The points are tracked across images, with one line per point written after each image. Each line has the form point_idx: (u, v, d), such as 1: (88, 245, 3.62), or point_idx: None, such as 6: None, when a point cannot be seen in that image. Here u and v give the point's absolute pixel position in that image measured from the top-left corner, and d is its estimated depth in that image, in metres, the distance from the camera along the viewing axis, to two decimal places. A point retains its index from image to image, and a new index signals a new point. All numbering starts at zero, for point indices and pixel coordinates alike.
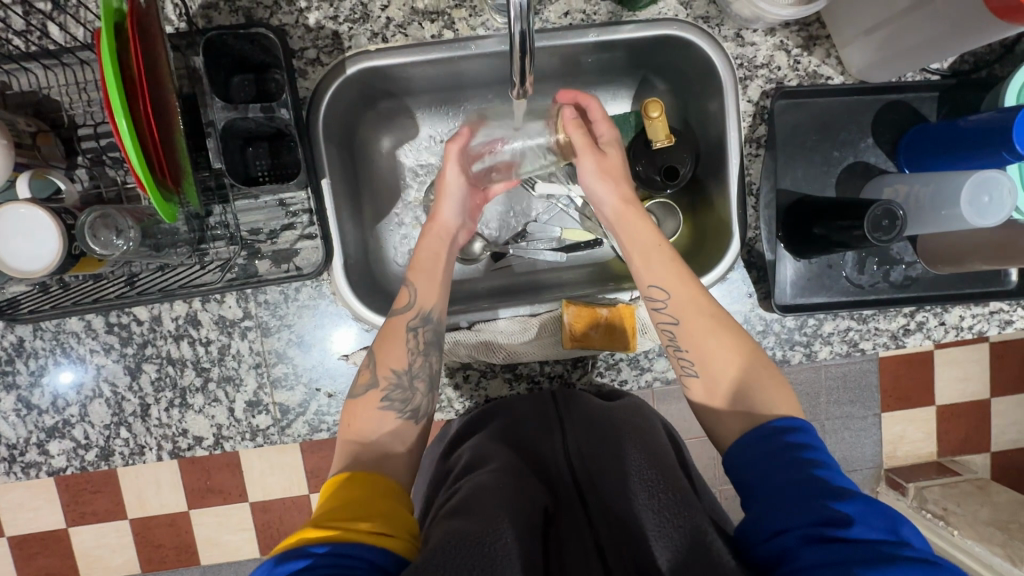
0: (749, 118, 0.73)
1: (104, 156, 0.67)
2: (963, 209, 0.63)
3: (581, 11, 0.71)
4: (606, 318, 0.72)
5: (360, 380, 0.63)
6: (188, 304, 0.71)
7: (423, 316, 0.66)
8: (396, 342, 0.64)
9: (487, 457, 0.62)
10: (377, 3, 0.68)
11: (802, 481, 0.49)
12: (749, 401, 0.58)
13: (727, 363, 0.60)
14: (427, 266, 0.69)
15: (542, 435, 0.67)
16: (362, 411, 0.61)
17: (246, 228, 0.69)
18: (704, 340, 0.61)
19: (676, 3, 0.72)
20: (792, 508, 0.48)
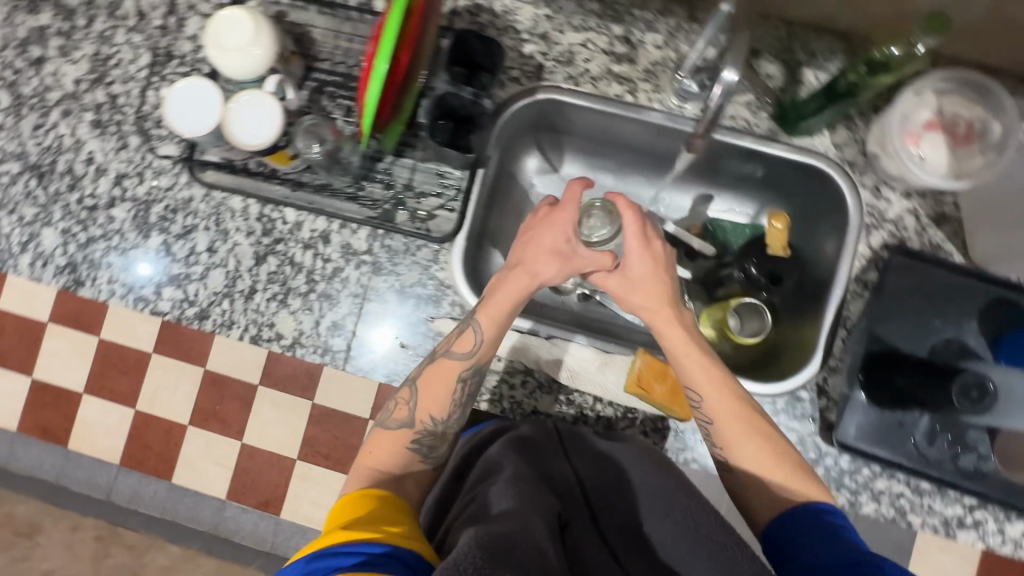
0: (863, 261, 0.78)
1: (325, 88, 0.81)
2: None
3: (745, 119, 0.80)
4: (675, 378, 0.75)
5: (395, 414, 0.69)
6: (329, 223, 0.81)
7: (473, 368, 0.69)
8: (440, 387, 0.69)
9: (499, 462, 0.67)
10: (583, 55, 0.81)
11: (835, 542, 0.57)
12: (781, 493, 0.64)
13: (758, 462, 0.65)
14: (498, 316, 0.69)
15: (551, 455, 0.71)
16: (390, 444, 0.68)
17: (403, 183, 0.80)
18: (733, 433, 0.66)
19: (831, 142, 0.79)
20: (820, 557, 0.56)
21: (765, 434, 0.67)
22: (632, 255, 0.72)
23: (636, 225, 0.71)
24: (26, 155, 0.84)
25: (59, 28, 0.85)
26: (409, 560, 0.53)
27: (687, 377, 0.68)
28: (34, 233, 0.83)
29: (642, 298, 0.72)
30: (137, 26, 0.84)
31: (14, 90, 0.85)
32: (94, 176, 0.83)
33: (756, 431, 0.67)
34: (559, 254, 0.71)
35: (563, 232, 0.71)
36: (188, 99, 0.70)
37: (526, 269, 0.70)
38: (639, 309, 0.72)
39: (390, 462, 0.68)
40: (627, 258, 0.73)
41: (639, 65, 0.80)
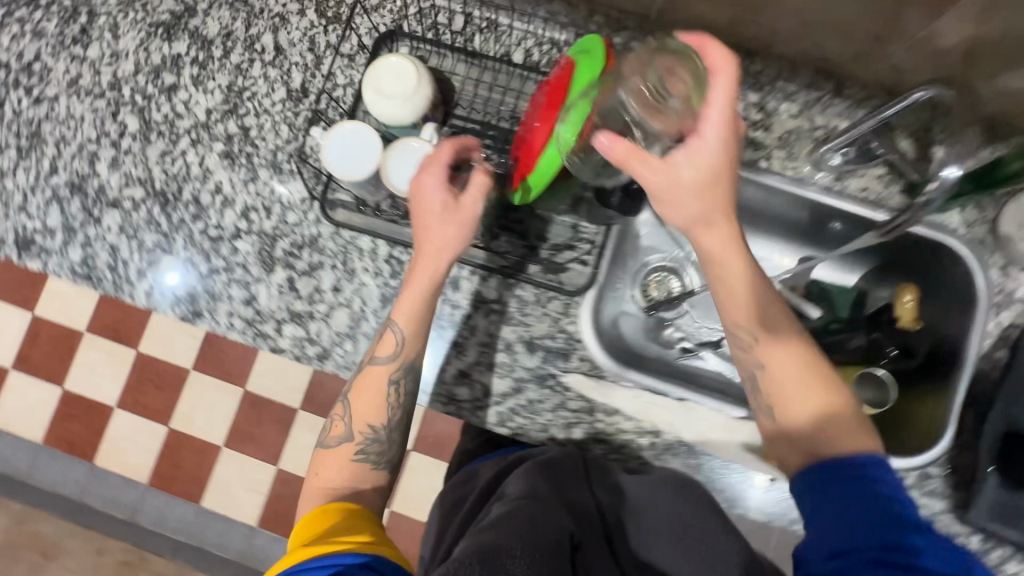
0: (993, 338, 0.79)
1: (462, 133, 0.81)
2: None
3: (876, 191, 0.81)
4: None
5: (333, 431, 0.73)
6: (459, 268, 0.80)
7: (401, 368, 0.72)
8: (374, 396, 0.72)
9: (517, 485, 0.74)
10: None
11: (874, 513, 0.54)
12: (822, 439, 0.61)
13: (809, 405, 0.63)
14: (410, 313, 0.71)
15: (572, 481, 0.74)
16: (331, 463, 0.72)
17: (538, 233, 0.80)
18: (778, 366, 0.64)
19: (961, 220, 0.81)
20: (859, 536, 0.53)
21: (823, 375, 0.64)
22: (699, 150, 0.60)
23: (725, 98, 0.59)
24: (151, 182, 0.83)
25: (194, 57, 0.85)
26: (373, 562, 0.59)
27: (729, 303, 0.66)
28: (154, 260, 0.81)
29: (708, 200, 0.62)
30: (273, 61, 0.84)
31: (144, 115, 0.84)
32: (220, 207, 0.82)
33: (819, 381, 0.64)
34: (453, 220, 0.68)
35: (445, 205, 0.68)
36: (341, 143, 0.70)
37: (422, 233, 0.68)
38: (698, 219, 0.63)
39: (337, 478, 0.72)
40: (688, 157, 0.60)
41: (774, 132, 0.82)
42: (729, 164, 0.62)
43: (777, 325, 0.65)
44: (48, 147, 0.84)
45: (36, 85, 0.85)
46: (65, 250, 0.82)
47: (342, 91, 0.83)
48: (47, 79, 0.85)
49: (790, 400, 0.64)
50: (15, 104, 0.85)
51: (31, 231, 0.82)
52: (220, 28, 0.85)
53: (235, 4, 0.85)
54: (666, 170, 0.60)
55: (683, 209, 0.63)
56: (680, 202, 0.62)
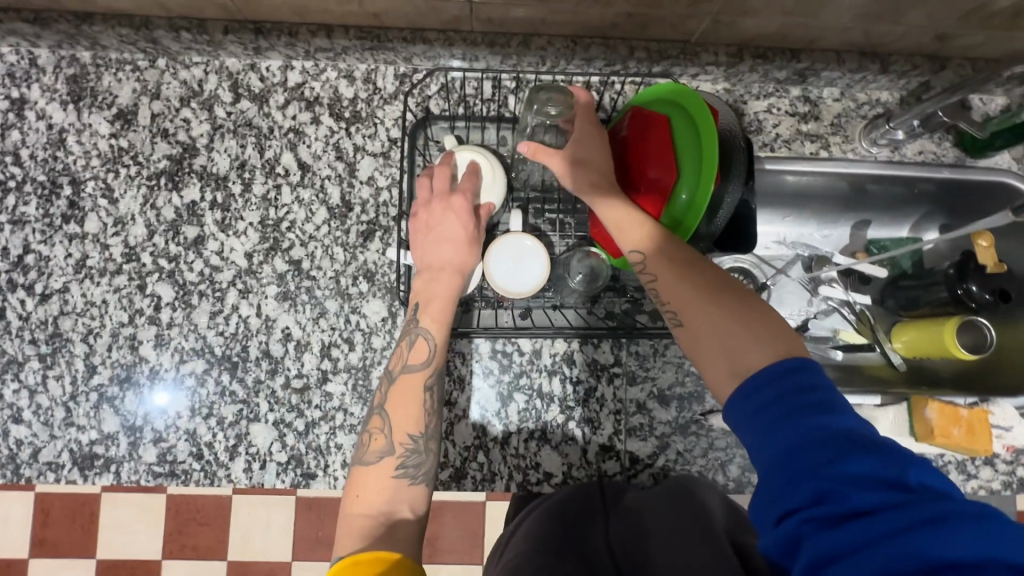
0: None
1: (530, 206, 0.77)
2: None
3: (931, 151, 0.86)
4: (967, 418, 0.73)
5: (371, 445, 0.63)
6: (568, 343, 0.77)
7: (435, 375, 0.66)
8: (413, 400, 0.65)
9: (527, 536, 0.62)
10: (770, 121, 0.82)
11: (798, 445, 0.44)
12: (739, 347, 0.52)
13: (697, 307, 0.55)
14: (436, 315, 0.67)
15: (591, 523, 0.65)
16: (375, 480, 0.61)
17: (635, 282, 0.77)
18: (664, 279, 0.58)
19: (1011, 158, 0.86)
20: (786, 483, 0.43)
21: (716, 297, 0.55)
22: (580, 136, 0.68)
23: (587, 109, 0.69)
24: (209, 349, 0.74)
25: (212, 200, 0.76)
26: None
27: (625, 241, 0.62)
28: (241, 432, 0.73)
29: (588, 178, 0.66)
30: (301, 180, 0.77)
31: (177, 279, 0.75)
32: (296, 353, 0.75)
33: (705, 289, 0.56)
34: (461, 242, 0.69)
35: (465, 226, 0.69)
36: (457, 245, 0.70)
37: (430, 273, 0.69)
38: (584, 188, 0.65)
39: (377, 501, 0.60)
40: (581, 144, 0.68)
41: (824, 120, 0.83)
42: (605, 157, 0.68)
43: (641, 234, 0.62)
44: (76, 345, 0.73)
45: (38, 281, 0.74)
46: (135, 453, 0.72)
47: (389, 194, 0.77)
48: (49, 270, 0.74)
49: (688, 309, 0.56)
50: (18, 307, 0.74)
51: (87, 443, 0.72)
52: (231, 161, 0.77)
53: (239, 130, 0.77)
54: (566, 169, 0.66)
55: (577, 174, 0.66)
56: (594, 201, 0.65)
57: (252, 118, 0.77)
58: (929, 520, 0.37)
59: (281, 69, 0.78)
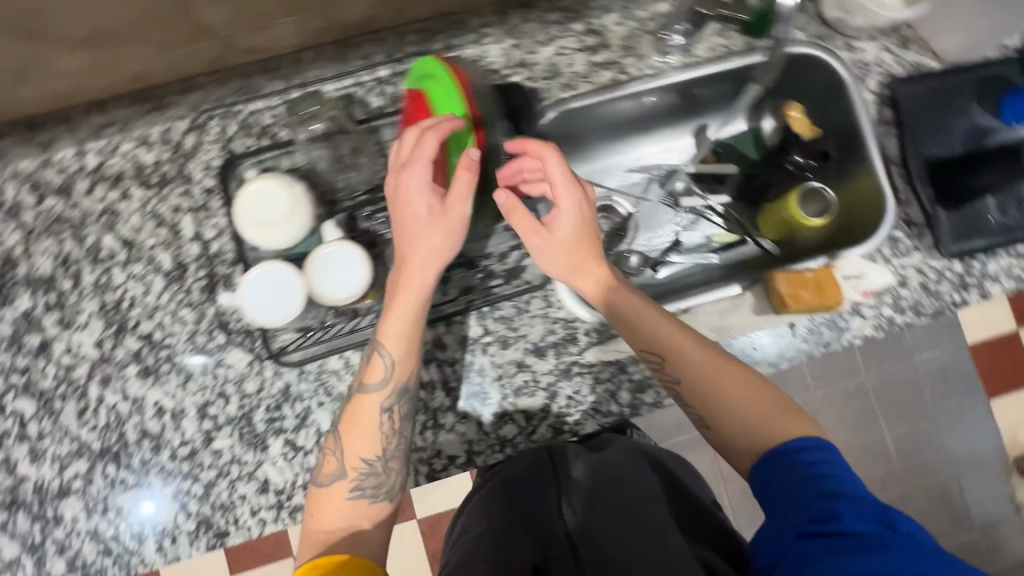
0: (875, 105, 0.87)
1: (359, 210, 0.78)
2: None
3: (723, 46, 0.88)
4: (813, 278, 0.77)
5: (325, 467, 0.67)
6: (434, 328, 0.78)
7: (395, 392, 0.68)
8: (369, 424, 0.67)
9: (483, 523, 0.72)
10: (563, 62, 0.84)
11: (802, 491, 0.57)
12: (763, 427, 0.63)
13: (723, 390, 0.66)
14: (398, 333, 0.67)
15: (541, 497, 0.73)
16: (330, 502, 0.65)
17: (479, 252, 0.80)
18: (692, 364, 0.67)
19: (795, 29, 0.88)
20: (788, 512, 0.56)
21: (735, 375, 0.67)
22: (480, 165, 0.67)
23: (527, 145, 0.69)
24: (87, 446, 0.74)
25: (47, 304, 0.76)
26: None
27: (637, 339, 0.68)
28: (143, 516, 0.73)
29: (560, 256, 0.70)
30: (130, 256, 0.77)
31: (34, 390, 0.74)
32: (175, 423, 0.75)
33: (727, 377, 0.66)
34: (442, 227, 0.66)
35: (429, 201, 0.66)
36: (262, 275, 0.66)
37: (404, 262, 0.67)
38: (569, 270, 0.71)
39: (336, 521, 0.65)
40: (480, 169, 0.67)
41: (613, 45, 0.85)
42: (592, 224, 0.70)
43: (661, 323, 0.68)
44: None
45: None
46: (43, 569, 0.72)
47: (219, 243, 0.77)
48: None
49: (713, 393, 0.66)
50: None
51: None
52: (53, 260, 0.76)
53: (53, 228, 0.77)
54: (547, 236, 0.70)
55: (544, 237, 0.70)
56: (585, 276, 0.71)
57: (61, 212, 0.77)
58: (878, 547, 0.50)
59: (74, 156, 0.77)
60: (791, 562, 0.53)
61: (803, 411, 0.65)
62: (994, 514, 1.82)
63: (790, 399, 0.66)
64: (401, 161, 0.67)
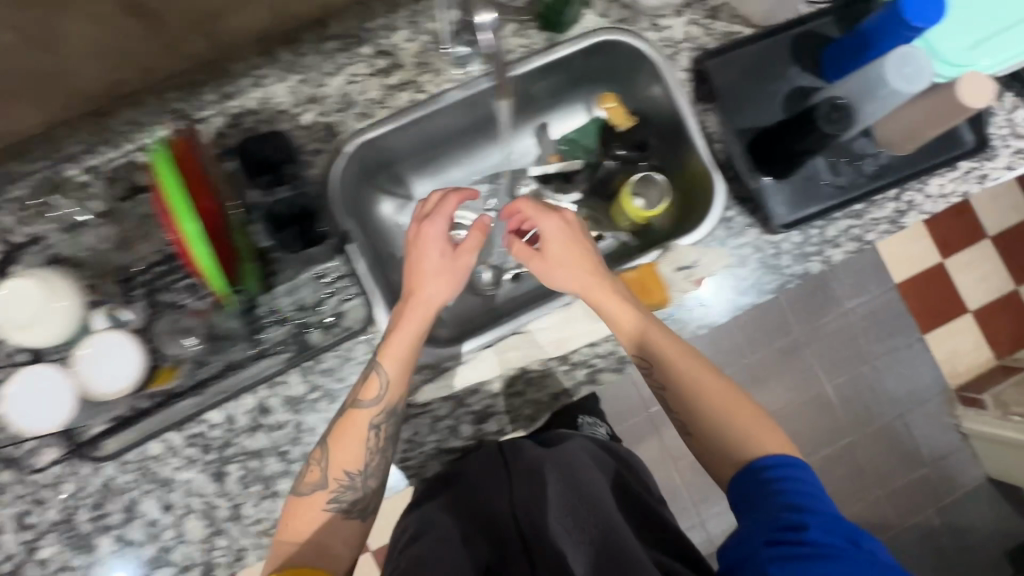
0: (688, 83, 0.85)
1: (156, 285, 0.73)
2: (911, 92, 0.69)
3: (522, 46, 0.83)
4: (632, 278, 0.78)
5: (309, 475, 0.68)
6: (256, 394, 0.75)
7: (386, 411, 0.69)
8: (356, 437, 0.68)
9: (430, 524, 0.70)
10: (356, 90, 0.80)
11: (782, 500, 0.57)
12: (746, 439, 0.65)
13: (714, 399, 0.68)
14: (400, 351, 0.69)
15: (492, 488, 0.72)
16: (307, 511, 0.67)
17: (291, 306, 0.75)
18: (681, 369, 0.69)
19: (596, 16, 0.84)
20: (763, 516, 0.56)
21: (724, 392, 0.69)
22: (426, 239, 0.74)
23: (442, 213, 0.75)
24: None
25: None
26: None
27: (635, 340, 0.70)
28: None
29: (578, 278, 0.74)
30: None
31: None
32: None
33: (722, 391, 0.69)
34: (445, 270, 0.74)
35: (442, 250, 0.74)
36: (28, 397, 0.63)
37: (415, 296, 0.72)
38: (580, 288, 0.73)
39: (308, 530, 0.67)
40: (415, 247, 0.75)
41: (407, 64, 0.81)
42: (590, 249, 0.75)
43: (663, 334, 0.70)
44: None
45: None
46: None
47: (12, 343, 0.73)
48: None
49: (707, 408, 0.68)
50: None
51: None
52: None
53: None
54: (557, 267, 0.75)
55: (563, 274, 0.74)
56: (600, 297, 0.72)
57: None
58: (837, 561, 0.51)
59: None
60: (753, 569, 0.53)
61: (772, 423, 0.66)
62: (943, 447, 1.83)
63: (764, 411, 0.67)
64: (423, 214, 0.76)
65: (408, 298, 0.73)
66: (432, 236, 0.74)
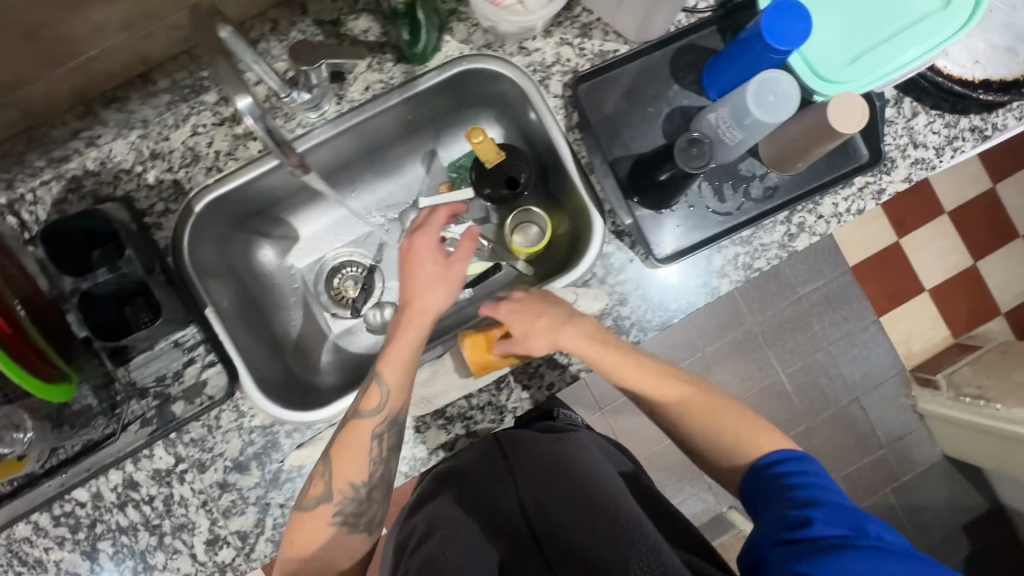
0: (562, 110, 0.78)
1: None
2: (775, 121, 0.67)
3: (378, 80, 0.77)
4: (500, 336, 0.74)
5: (311, 490, 0.67)
6: (122, 469, 0.73)
7: (389, 420, 0.68)
8: (358, 448, 0.67)
9: (439, 520, 0.66)
10: (201, 143, 0.75)
11: (780, 506, 0.61)
12: (741, 447, 0.69)
13: (701, 424, 0.72)
14: (402, 361, 0.69)
15: (495, 487, 0.71)
16: (309, 522, 0.67)
17: (149, 378, 0.73)
18: (677, 398, 0.74)
19: (457, 42, 0.78)
20: (768, 523, 0.60)
21: (723, 409, 0.73)
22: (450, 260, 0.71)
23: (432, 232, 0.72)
24: None
25: None
26: None
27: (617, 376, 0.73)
28: None
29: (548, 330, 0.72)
30: None
31: None
32: None
33: (703, 413, 0.73)
34: (444, 280, 0.71)
35: (434, 262, 0.71)
36: None
37: (413, 306, 0.70)
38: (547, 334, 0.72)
39: (308, 544, 0.67)
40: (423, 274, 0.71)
41: None
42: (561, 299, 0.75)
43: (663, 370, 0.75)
44: None
45: None
46: None
47: None
48: None
49: (705, 422, 0.72)
50: None
51: None
52: None
53: None
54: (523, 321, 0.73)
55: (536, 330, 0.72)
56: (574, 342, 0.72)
57: None
58: (853, 549, 0.53)
59: None
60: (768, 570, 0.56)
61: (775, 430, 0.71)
62: (903, 429, 1.58)
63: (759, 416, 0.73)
64: (416, 224, 0.73)
65: (407, 306, 0.71)
66: (422, 252, 0.71)
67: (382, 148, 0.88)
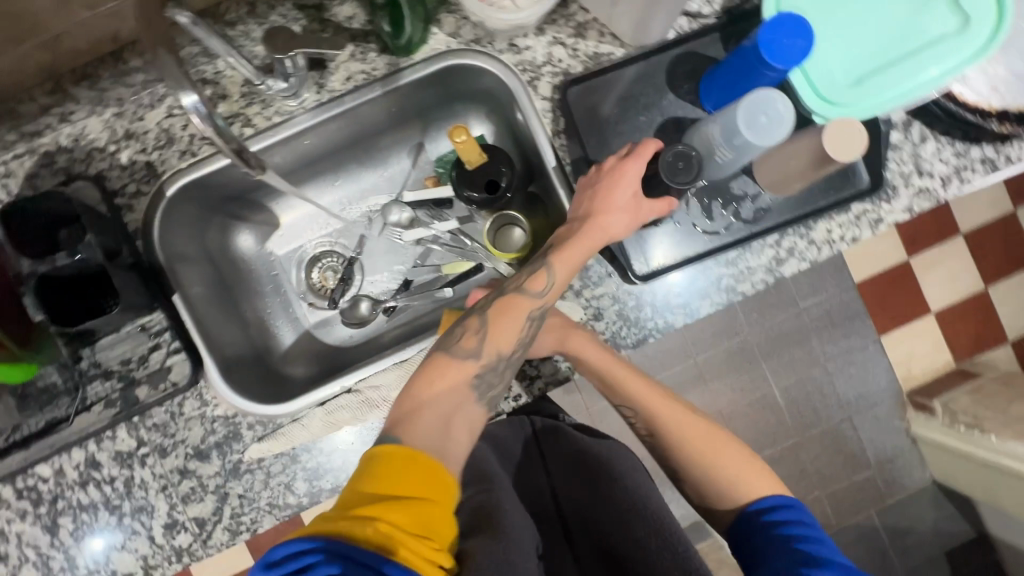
0: (549, 114, 0.75)
1: None
2: (767, 143, 0.63)
3: (362, 71, 0.75)
4: None
5: (462, 341, 0.62)
6: (85, 448, 0.73)
7: (543, 309, 0.66)
8: (513, 320, 0.64)
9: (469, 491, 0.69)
10: (178, 125, 0.73)
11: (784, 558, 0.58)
12: (735, 483, 0.69)
13: (701, 457, 0.72)
14: (570, 261, 0.66)
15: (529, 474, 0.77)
16: (454, 370, 0.60)
17: (115, 361, 0.73)
18: (680, 423, 0.74)
19: (445, 35, 0.75)
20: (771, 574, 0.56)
21: (725, 443, 0.73)
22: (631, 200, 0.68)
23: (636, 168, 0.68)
24: None
25: None
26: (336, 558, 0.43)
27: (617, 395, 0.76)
28: None
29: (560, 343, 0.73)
30: None
31: None
32: None
33: (708, 441, 0.73)
34: (630, 211, 0.67)
35: (632, 188, 0.67)
36: None
37: (597, 223, 0.67)
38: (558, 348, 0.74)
39: (445, 390, 0.59)
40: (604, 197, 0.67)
41: (233, 94, 0.74)
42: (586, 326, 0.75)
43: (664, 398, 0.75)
44: None
45: None
46: None
47: None
48: None
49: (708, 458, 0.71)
50: None
51: None
52: None
53: None
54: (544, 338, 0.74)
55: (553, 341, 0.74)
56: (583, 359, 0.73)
57: None
58: None
59: None
60: None
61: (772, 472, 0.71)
62: (894, 450, 1.54)
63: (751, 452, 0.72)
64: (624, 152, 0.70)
65: (589, 220, 0.67)
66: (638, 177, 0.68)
67: (366, 139, 0.86)
